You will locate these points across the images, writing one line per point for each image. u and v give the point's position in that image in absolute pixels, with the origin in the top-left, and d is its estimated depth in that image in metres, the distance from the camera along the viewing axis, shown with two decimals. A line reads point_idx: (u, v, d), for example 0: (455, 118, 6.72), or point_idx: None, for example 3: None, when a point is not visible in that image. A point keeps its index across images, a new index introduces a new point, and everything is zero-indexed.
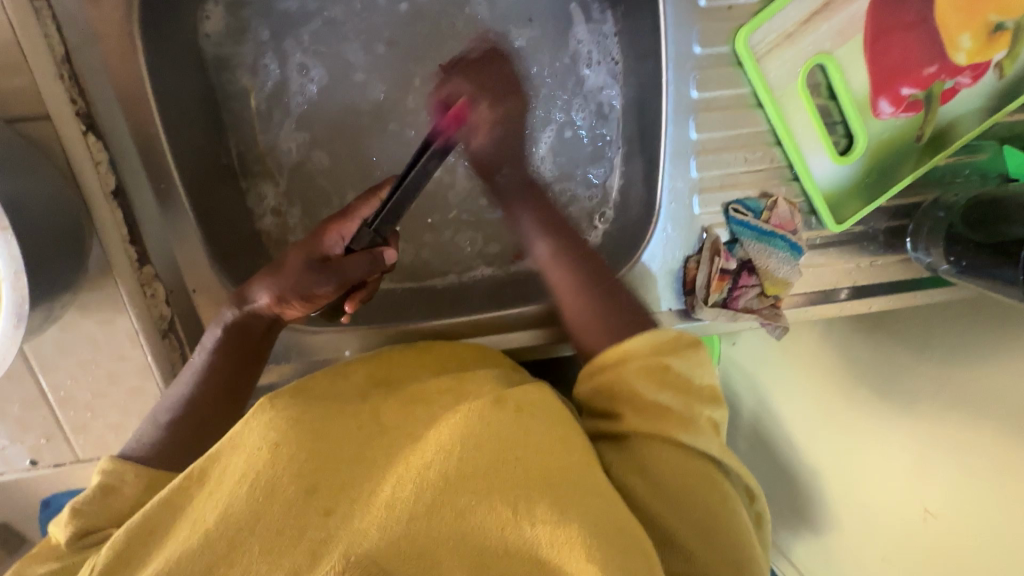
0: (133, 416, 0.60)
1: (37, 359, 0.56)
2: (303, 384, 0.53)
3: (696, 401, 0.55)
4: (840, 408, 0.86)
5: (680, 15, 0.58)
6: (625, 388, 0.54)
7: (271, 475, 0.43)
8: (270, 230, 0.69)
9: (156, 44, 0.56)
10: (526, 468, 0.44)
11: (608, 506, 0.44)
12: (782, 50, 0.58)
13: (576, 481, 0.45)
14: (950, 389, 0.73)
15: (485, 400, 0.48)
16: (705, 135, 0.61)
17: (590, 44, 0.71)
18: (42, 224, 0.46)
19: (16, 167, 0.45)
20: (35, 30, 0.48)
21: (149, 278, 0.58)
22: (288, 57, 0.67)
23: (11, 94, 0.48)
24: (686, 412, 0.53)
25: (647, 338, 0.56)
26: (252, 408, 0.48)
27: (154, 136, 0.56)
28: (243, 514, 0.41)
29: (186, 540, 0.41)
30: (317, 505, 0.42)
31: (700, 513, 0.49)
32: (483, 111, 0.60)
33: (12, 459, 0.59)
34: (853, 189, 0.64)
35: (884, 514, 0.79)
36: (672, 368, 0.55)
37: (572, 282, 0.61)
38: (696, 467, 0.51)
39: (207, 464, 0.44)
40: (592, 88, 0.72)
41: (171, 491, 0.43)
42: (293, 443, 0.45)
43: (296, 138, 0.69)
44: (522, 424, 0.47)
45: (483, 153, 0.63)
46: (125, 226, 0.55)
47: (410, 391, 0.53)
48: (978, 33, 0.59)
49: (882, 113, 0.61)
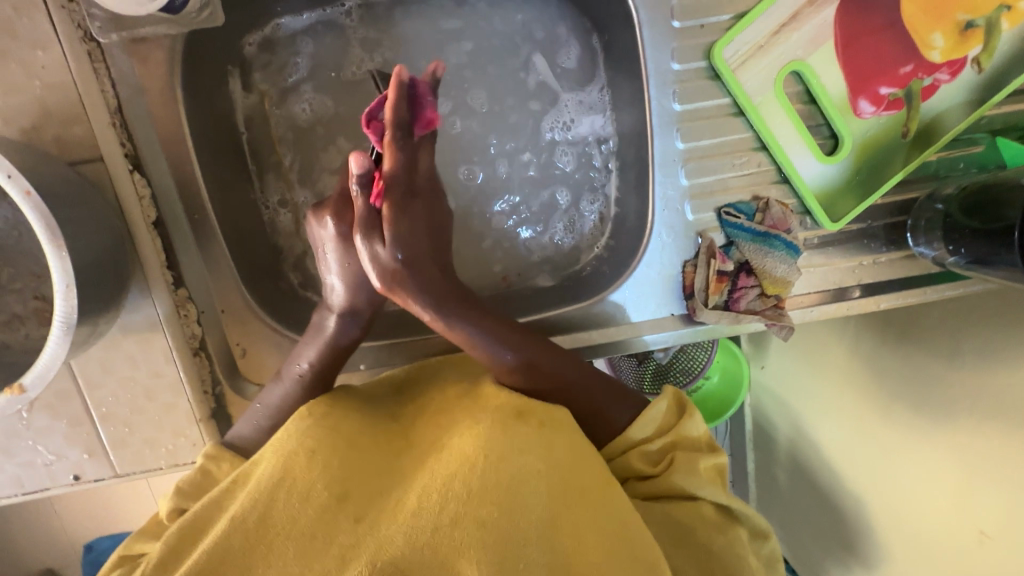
0: (166, 430, 0.64)
1: (84, 377, 0.62)
2: (339, 392, 0.56)
3: (697, 454, 0.57)
4: (882, 426, 0.83)
5: (656, 35, 0.62)
6: (628, 466, 0.57)
7: (308, 478, 0.46)
8: (287, 242, 0.74)
9: (192, 94, 0.63)
10: (547, 480, 0.47)
11: (625, 523, 0.47)
12: (756, 60, 0.62)
13: (595, 500, 0.47)
14: (985, 400, 0.69)
15: (505, 411, 0.51)
16: (691, 144, 0.64)
17: (571, 109, 0.76)
18: (92, 248, 0.52)
19: (74, 200, 0.52)
20: (93, 85, 0.56)
21: (184, 300, 0.63)
22: (321, 55, 0.73)
23: (73, 141, 0.57)
24: (692, 470, 0.55)
25: (649, 419, 0.57)
26: (298, 413, 0.51)
27: (192, 172, 0.63)
28: (283, 517, 0.44)
29: (224, 532, 0.43)
30: (346, 512, 0.45)
31: (706, 554, 0.52)
32: (388, 212, 0.50)
33: (57, 474, 0.64)
34: (843, 188, 0.66)
35: (942, 541, 0.74)
36: (675, 441, 0.57)
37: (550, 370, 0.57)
38: (699, 513, 0.54)
39: (252, 467, 0.48)
40: (581, 138, 0.77)
41: (218, 493, 0.48)
42: (328, 449, 0.48)
43: (308, 98, 0.73)
44: (543, 437, 0.49)
45: (389, 261, 0.51)
46: (163, 254, 0.62)
47: (434, 405, 0.56)
48: (949, 31, 0.61)
49: (864, 112, 0.63)
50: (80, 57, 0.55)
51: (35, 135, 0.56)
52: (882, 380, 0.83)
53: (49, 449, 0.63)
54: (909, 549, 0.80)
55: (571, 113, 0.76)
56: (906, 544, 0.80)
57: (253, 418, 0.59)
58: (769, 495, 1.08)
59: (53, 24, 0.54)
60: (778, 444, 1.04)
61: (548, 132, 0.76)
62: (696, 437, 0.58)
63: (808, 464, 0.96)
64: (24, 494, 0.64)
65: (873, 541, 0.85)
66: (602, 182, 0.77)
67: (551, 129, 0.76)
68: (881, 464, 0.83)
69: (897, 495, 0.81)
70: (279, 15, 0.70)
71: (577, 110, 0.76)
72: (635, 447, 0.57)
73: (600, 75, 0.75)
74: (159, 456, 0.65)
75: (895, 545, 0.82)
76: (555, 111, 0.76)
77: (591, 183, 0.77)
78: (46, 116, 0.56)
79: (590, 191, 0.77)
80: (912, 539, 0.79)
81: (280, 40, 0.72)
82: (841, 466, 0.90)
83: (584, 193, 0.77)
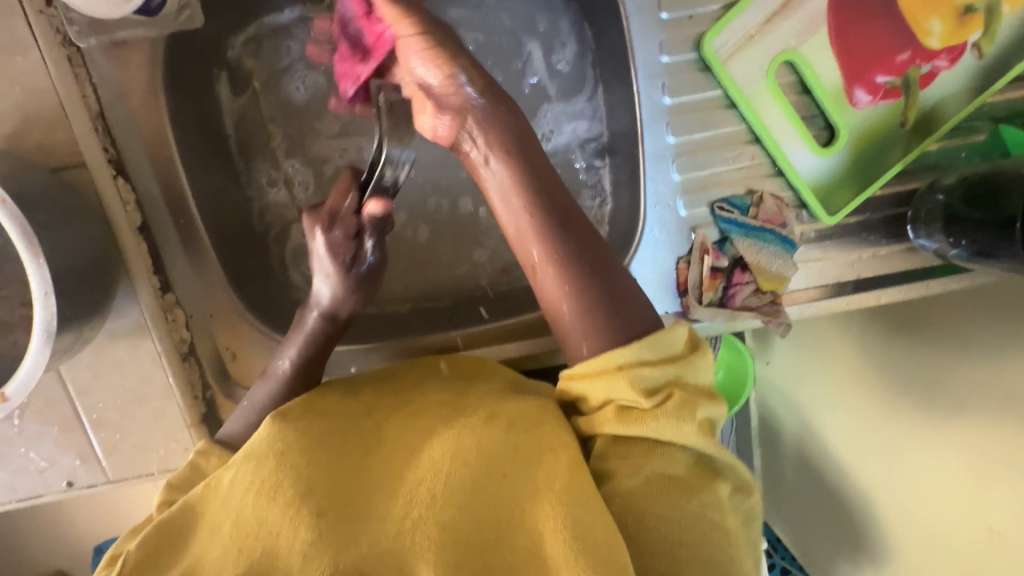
0: (157, 435, 0.64)
1: (73, 383, 0.62)
2: (313, 398, 0.54)
3: (696, 398, 0.46)
4: (888, 423, 0.82)
5: (644, 26, 0.61)
6: (615, 389, 0.46)
7: (275, 479, 0.45)
8: (278, 242, 0.73)
9: (176, 98, 0.63)
10: (513, 485, 0.45)
11: (597, 519, 0.42)
12: (747, 50, 0.60)
13: (560, 487, 0.44)
14: (996, 393, 0.68)
15: (476, 415, 0.50)
16: (682, 138, 0.63)
17: (551, 117, 0.76)
18: (71, 254, 0.52)
19: (53, 205, 0.52)
20: (74, 91, 0.56)
21: (171, 304, 0.63)
22: (310, 51, 0.72)
23: (55, 148, 0.56)
24: (684, 414, 0.45)
25: (659, 338, 0.47)
26: (267, 421, 0.50)
27: (176, 174, 0.63)
28: (250, 519, 0.43)
29: (206, 543, 0.44)
30: (311, 508, 0.43)
31: (674, 515, 0.44)
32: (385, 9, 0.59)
33: (51, 480, 0.64)
34: (840, 180, 0.64)
35: (950, 539, 0.73)
36: (678, 380, 0.47)
37: (561, 266, 0.50)
38: (681, 473, 0.45)
39: (223, 471, 0.47)
40: (569, 148, 0.76)
41: (194, 496, 0.47)
42: (298, 451, 0.47)
43: (306, 85, 0.73)
44: (511, 435, 0.47)
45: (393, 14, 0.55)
46: (150, 259, 0.62)
47: (414, 403, 0.55)
48: (948, 16, 0.59)
49: (859, 101, 0.61)
50: (61, 63, 0.55)
51: (18, 141, 0.56)
52: (887, 373, 0.82)
53: (41, 456, 0.63)
54: (916, 546, 0.79)
55: (550, 123, 0.75)
56: (913, 540, 0.79)
57: (241, 419, 0.58)
58: (774, 490, 1.06)
59: (31, 29, 0.54)
60: (783, 438, 1.02)
61: None
62: (700, 382, 0.48)
63: (813, 459, 0.95)
64: (18, 500, 0.64)
65: (877, 537, 0.85)
66: (598, 162, 0.75)
67: None
68: (891, 462, 0.81)
69: (905, 493, 0.79)
70: (264, 13, 0.70)
71: (556, 120, 0.76)
72: (630, 368, 0.46)
73: (588, 82, 0.74)
74: (152, 461, 0.64)
75: (902, 542, 0.81)
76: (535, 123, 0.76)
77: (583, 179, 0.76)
78: (29, 121, 0.55)
79: (588, 185, 0.76)
80: (918, 536, 0.78)
81: (267, 38, 0.71)
82: (847, 463, 0.88)
83: (585, 187, 0.76)
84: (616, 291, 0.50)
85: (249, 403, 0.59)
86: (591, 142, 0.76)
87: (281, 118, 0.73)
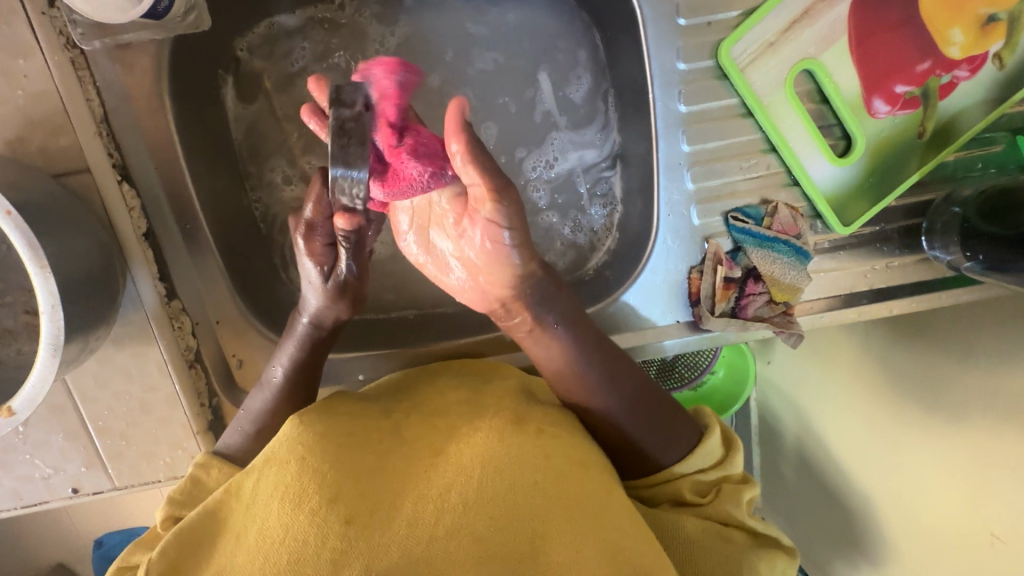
0: (163, 443, 0.63)
1: (79, 391, 0.61)
2: (332, 400, 0.54)
3: (740, 488, 0.55)
4: (890, 425, 0.82)
5: (661, 32, 0.60)
6: (669, 488, 0.55)
7: (298, 485, 0.44)
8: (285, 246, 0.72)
9: (181, 102, 0.62)
10: (546, 494, 0.45)
11: (622, 538, 0.44)
12: (765, 59, 0.59)
13: (591, 506, 0.45)
14: (1003, 404, 0.67)
15: (503, 420, 0.50)
16: (697, 147, 0.62)
17: (557, 146, 0.75)
18: (77, 264, 0.51)
19: (58, 213, 0.51)
20: (79, 94, 0.55)
21: (177, 311, 0.62)
22: (319, 54, 0.71)
23: (59, 152, 0.55)
24: (736, 505, 0.53)
25: (704, 443, 0.55)
26: (287, 424, 0.50)
27: (182, 179, 0.61)
28: (275, 527, 0.42)
29: (229, 555, 0.43)
30: (338, 514, 0.42)
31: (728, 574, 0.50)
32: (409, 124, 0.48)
33: (55, 487, 0.63)
34: (856, 191, 0.63)
35: (950, 545, 0.73)
36: (722, 479, 0.56)
37: (621, 400, 0.55)
38: (734, 540, 0.52)
39: (244, 478, 0.47)
40: (577, 169, 0.75)
41: (212, 502, 0.46)
42: (319, 455, 0.46)
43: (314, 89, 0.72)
44: (542, 444, 0.48)
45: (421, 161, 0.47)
46: (155, 265, 0.61)
47: (431, 406, 0.55)
48: (969, 26, 0.58)
49: (878, 112, 0.60)
50: (65, 67, 0.54)
51: (20, 147, 0.54)
52: (894, 380, 0.81)
53: (45, 462, 0.62)
54: (914, 550, 0.79)
55: (554, 150, 0.75)
56: (911, 544, 0.79)
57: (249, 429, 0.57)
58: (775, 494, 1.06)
59: (34, 33, 0.52)
60: (785, 441, 1.02)
61: (532, 171, 0.75)
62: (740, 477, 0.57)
63: (815, 465, 0.95)
64: (22, 507, 0.64)
65: (875, 542, 0.85)
66: (608, 172, 0.75)
67: (535, 167, 0.75)
68: (890, 464, 0.81)
69: (906, 497, 0.79)
70: (274, 14, 0.69)
71: (562, 148, 0.75)
72: (681, 473, 0.55)
73: (600, 115, 0.74)
74: (157, 469, 0.64)
75: (901, 546, 0.81)
76: (539, 150, 0.75)
77: (596, 186, 0.75)
78: (32, 126, 0.54)
79: (600, 196, 0.75)
80: (915, 540, 0.78)
81: (276, 41, 0.70)
82: (849, 468, 0.88)
83: (594, 198, 0.75)
84: (669, 416, 0.56)
85: (257, 415, 0.58)
86: (601, 163, 0.75)
87: (288, 122, 0.72)
